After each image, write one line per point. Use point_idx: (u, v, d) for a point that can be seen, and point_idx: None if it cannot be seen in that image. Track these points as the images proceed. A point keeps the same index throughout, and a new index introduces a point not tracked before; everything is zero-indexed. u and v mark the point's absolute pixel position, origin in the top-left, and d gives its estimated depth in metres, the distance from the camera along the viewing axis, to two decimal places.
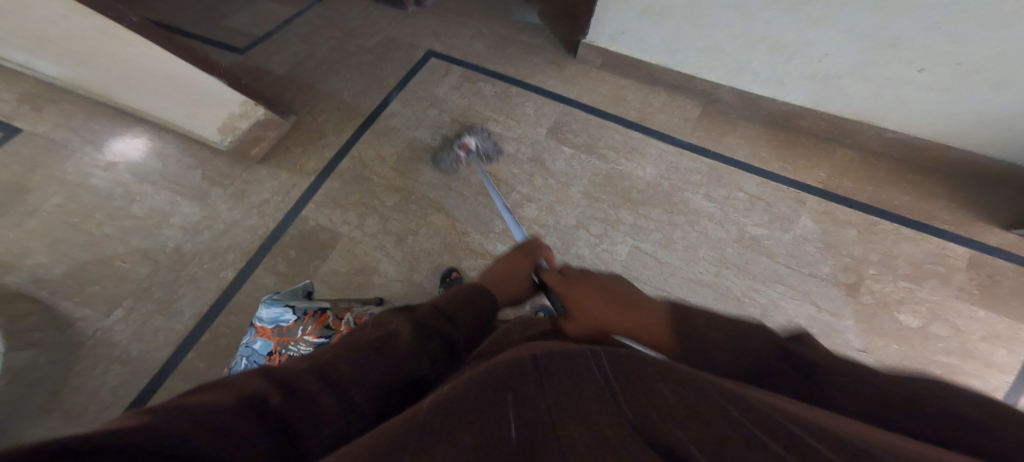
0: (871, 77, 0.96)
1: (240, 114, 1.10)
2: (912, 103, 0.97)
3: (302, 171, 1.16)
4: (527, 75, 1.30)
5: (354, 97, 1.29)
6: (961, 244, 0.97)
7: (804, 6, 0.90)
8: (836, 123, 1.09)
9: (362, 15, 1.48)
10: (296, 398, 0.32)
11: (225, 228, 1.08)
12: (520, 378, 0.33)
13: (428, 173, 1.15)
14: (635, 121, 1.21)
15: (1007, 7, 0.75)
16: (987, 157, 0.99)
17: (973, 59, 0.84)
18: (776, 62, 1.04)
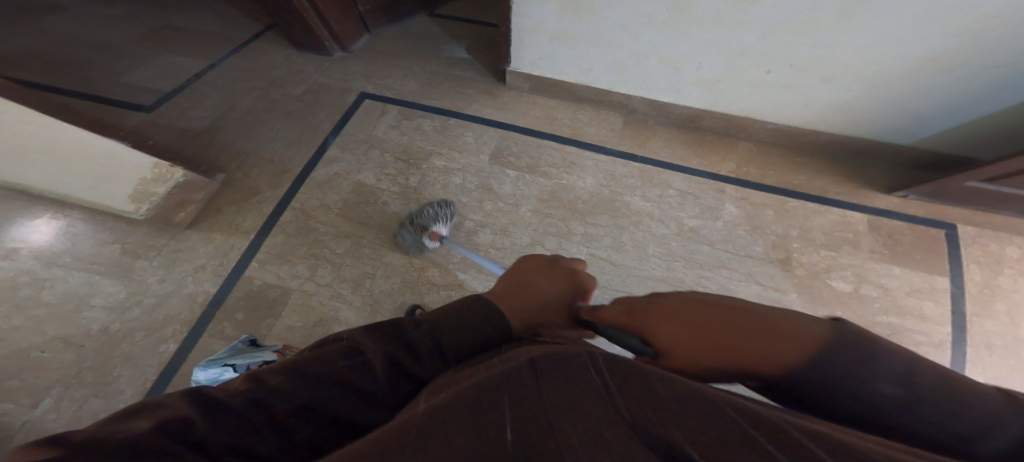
0: (737, 82, 1.14)
1: (155, 178, 1.01)
2: (774, 98, 1.16)
3: (240, 229, 1.09)
4: (463, 106, 1.35)
5: (288, 147, 1.25)
6: (858, 211, 1.16)
7: (672, 26, 1.06)
8: (731, 121, 1.26)
9: (286, 64, 1.46)
10: (224, 417, 0.33)
11: (156, 302, 0.97)
12: (518, 383, 0.34)
13: (379, 213, 1.13)
14: (569, 138, 1.30)
15: (806, 20, 0.95)
16: (851, 137, 1.18)
17: (801, 60, 1.03)
18: (667, 72, 1.19)
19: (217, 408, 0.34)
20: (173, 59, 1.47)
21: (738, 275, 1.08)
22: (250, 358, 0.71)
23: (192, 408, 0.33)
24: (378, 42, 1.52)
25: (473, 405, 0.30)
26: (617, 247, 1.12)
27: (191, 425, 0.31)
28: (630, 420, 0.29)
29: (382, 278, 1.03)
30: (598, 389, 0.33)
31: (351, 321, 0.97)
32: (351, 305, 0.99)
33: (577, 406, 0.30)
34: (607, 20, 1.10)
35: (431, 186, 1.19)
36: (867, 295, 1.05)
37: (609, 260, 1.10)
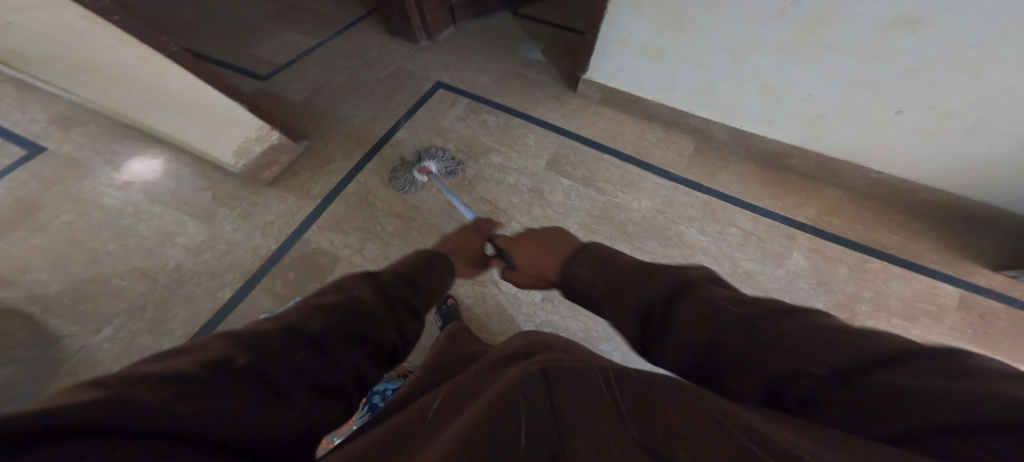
0: (853, 119, 1.01)
1: (256, 138, 1.15)
2: (892, 144, 1.01)
3: (308, 193, 1.19)
4: (530, 108, 1.35)
5: (363, 124, 1.34)
6: (951, 283, 0.99)
7: (789, 49, 0.96)
8: (826, 163, 1.13)
9: (376, 47, 1.55)
10: (261, 353, 0.34)
11: (228, 248, 1.09)
12: (530, 392, 0.32)
13: (431, 200, 1.18)
14: (631, 156, 1.25)
15: (971, 56, 0.80)
16: (974, 203, 1.02)
17: (947, 102, 0.88)
18: (765, 100, 1.09)
19: (252, 346, 0.34)
20: (285, 34, 1.64)
21: None
22: None
23: (229, 349, 0.33)
24: (461, 35, 1.57)
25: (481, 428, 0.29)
26: None
27: (235, 361, 0.31)
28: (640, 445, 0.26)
29: None
30: (610, 406, 0.30)
31: None
32: None
33: (590, 436, 0.28)
34: (706, 39, 1.04)
35: (484, 182, 1.20)
36: None
37: None
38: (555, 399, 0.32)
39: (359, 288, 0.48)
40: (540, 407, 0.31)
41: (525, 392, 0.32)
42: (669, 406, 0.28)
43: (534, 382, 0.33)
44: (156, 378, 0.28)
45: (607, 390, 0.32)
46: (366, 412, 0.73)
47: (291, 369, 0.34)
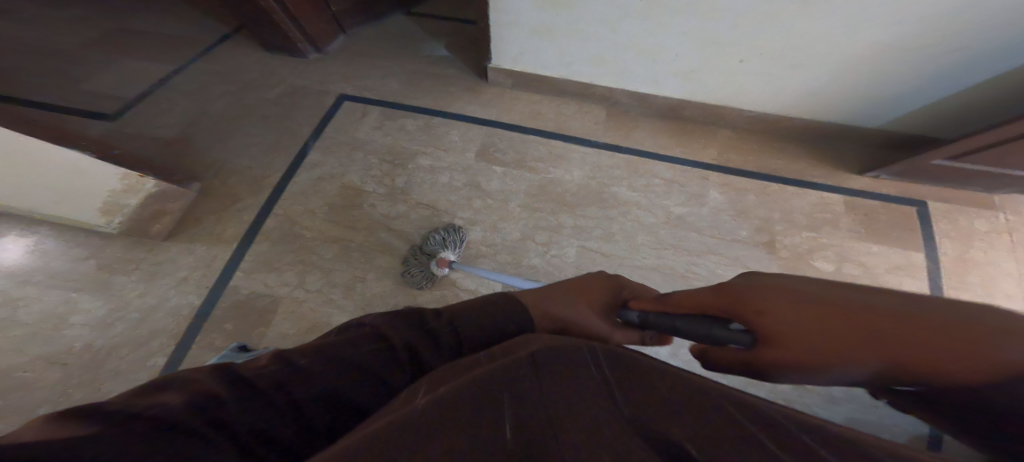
0: (714, 71, 1.16)
1: (124, 190, 0.96)
2: (748, 87, 1.18)
3: (221, 239, 1.06)
4: (447, 104, 1.34)
5: (268, 152, 1.22)
6: (833, 191, 1.19)
7: (649, 18, 1.07)
8: (710, 109, 1.28)
9: (257, 67, 1.42)
10: (251, 400, 0.34)
11: (138, 318, 0.94)
12: (520, 373, 0.34)
13: (367, 215, 1.12)
14: (555, 132, 1.30)
15: (772, 10, 0.96)
16: (825, 123, 1.21)
17: (772, 48, 1.05)
18: (646, 63, 1.20)
19: (239, 386, 0.35)
20: (141, 68, 1.41)
21: (725, 260, 1.11)
22: None
23: (221, 388, 0.34)
24: (355, 43, 1.49)
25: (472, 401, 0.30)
26: (607, 237, 1.13)
27: (216, 407, 0.32)
28: (631, 420, 0.29)
29: (373, 281, 1.02)
30: (601, 384, 0.34)
31: None
32: (344, 309, 0.98)
33: (579, 402, 0.31)
34: (581, 15, 1.11)
35: (418, 187, 1.18)
36: (847, 273, 1.09)
37: (600, 251, 1.11)
38: (545, 376, 0.35)
39: (380, 325, 0.45)
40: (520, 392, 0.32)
41: (518, 371, 0.35)
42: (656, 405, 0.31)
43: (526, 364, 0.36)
44: (143, 414, 0.30)
45: (594, 380, 0.34)
46: None
47: (268, 412, 0.34)
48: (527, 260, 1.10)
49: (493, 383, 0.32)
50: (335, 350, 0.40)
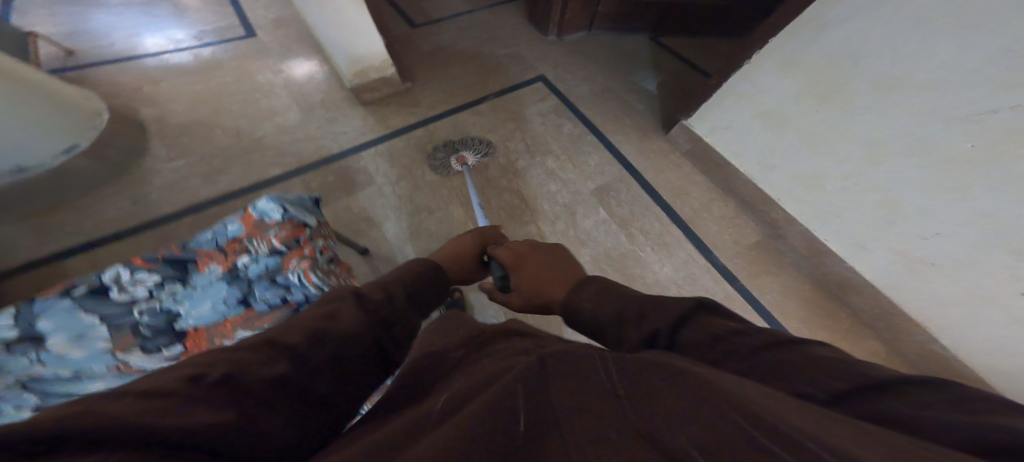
0: (963, 282, 0.79)
1: (376, 67, 1.37)
2: (992, 327, 0.77)
3: (384, 124, 1.35)
4: (610, 130, 1.35)
5: (460, 86, 1.44)
6: None
7: (941, 168, 0.77)
8: (881, 312, 0.93)
9: (510, 28, 1.65)
10: (255, 368, 0.32)
11: (301, 139, 1.34)
12: (529, 378, 0.33)
13: (475, 170, 1.23)
14: (683, 219, 1.15)
15: None
16: None
17: None
18: (872, 218, 0.89)
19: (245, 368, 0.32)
20: None
21: None
22: (297, 212, 0.81)
23: (220, 368, 0.31)
24: (591, 45, 1.60)
25: (483, 408, 0.29)
26: None
27: (222, 382, 0.30)
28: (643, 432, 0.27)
29: (435, 219, 1.14)
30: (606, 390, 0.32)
31: (388, 234, 1.11)
32: (398, 223, 1.13)
33: (593, 420, 0.29)
34: (846, 121, 0.89)
35: (529, 179, 1.22)
36: None
37: None
38: (551, 388, 0.33)
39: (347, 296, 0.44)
40: (531, 406, 0.31)
41: (525, 376, 0.33)
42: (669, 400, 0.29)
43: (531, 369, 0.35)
44: (191, 388, 0.29)
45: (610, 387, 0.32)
46: None
47: (307, 372, 0.34)
48: None
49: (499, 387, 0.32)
50: (327, 322, 0.39)
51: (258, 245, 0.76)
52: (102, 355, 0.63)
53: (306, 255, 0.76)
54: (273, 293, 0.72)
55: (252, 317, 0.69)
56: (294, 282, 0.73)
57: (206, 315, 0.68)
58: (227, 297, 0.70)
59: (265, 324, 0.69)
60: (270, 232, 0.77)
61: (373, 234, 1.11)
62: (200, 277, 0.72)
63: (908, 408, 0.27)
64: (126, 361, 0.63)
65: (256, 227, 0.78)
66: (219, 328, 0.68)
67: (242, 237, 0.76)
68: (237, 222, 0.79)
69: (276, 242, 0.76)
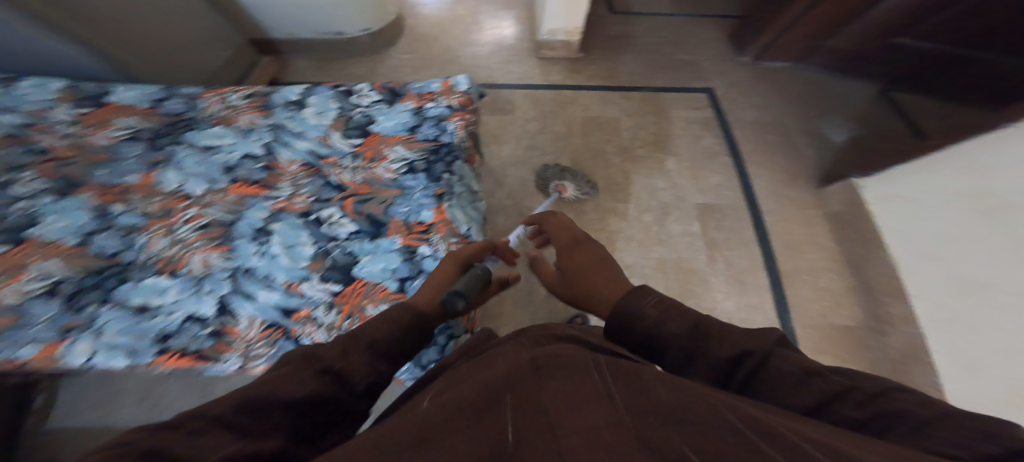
0: None
1: (568, 32, 1.35)
2: None
3: (545, 78, 1.39)
4: (754, 162, 1.31)
5: (627, 72, 1.49)
6: None
7: None
8: None
9: (706, 39, 1.65)
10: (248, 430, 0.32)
11: (471, 54, 1.43)
12: (520, 376, 0.36)
13: (599, 140, 1.28)
14: (778, 273, 1.05)
15: None
16: None
17: None
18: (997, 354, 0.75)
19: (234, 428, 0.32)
20: None
21: None
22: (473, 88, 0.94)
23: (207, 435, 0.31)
24: (781, 80, 1.52)
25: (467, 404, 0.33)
26: None
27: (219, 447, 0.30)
28: (633, 433, 0.28)
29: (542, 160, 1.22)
30: (598, 392, 0.33)
31: (500, 155, 1.22)
32: (511, 150, 1.23)
33: (576, 415, 0.30)
34: None
35: (642, 169, 1.25)
36: None
37: None
38: (545, 383, 0.35)
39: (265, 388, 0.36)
40: (521, 411, 0.32)
41: (514, 377, 0.36)
42: (661, 407, 0.31)
43: (524, 368, 0.38)
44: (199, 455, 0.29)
45: (602, 387, 0.34)
46: (365, 233, 0.75)
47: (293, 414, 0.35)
48: None
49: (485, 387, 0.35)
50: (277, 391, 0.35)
51: (438, 100, 0.90)
52: (318, 127, 0.86)
53: (466, 120, 0.89)
54: (432, 132, 0.86)
55: (410, 142, 0.85)
56: (449, 132, 0.86)
57: (388, 128, 0.87)
58: (405, 122, 0.88)
59: (416, 149, 0.84)
60: (445, 95, 0.91)
61: (491, 149, 1.23)
62: (395, 103, 0.90)
63: (973, 444, 0.27)
64: (327, 137, 0.85)
65: (444, 86, 0.92)
66: (389, 139, 0.86)
67: (433, 91, 0.92)
68: (438, 83, 0.93)
69: (449, 102, 0.90)
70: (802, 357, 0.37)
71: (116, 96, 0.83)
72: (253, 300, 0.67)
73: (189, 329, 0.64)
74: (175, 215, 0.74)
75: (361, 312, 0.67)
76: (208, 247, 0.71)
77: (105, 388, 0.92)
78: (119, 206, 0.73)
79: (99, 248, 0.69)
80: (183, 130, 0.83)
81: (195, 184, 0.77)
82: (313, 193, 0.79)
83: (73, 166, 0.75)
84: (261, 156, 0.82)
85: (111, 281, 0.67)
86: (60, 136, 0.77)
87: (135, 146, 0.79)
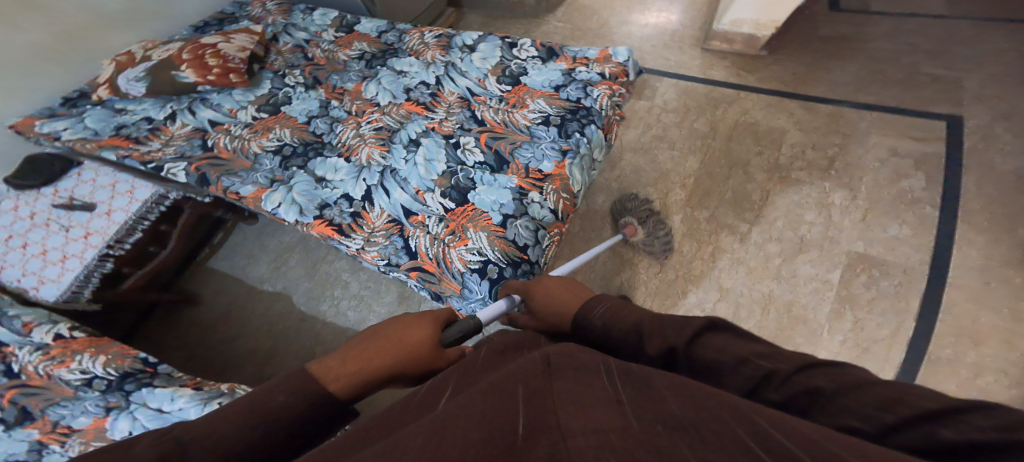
0: None
1: (759, 25, 1.19)
2: None
3: (703, 71, 1.29)
4: (976, 222, 0.97)
5: (820, 79, 1.24)
6: None
7: None
8: None
9: (974, 52, 1.22)
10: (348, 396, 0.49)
11: (630, 35, 1.41)
12: (529, 370, 0.38)
13: (747, 148, 1.15)
14: (924, 362, 0.85)
15: None
16: None
17: None
18: None
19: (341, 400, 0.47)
20: None
21: None
22: (630, 62, 0.99)
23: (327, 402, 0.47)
24: None
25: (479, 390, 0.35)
26: None
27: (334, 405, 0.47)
28: (637, 432, 0.28)
29: (669, 155, 1.17)
30: (610, 398, 0.33)
31: (626, 140, 1.22)
32: (640, 137, 1.22)
33: (584, 413, 0.31)
34: None
35: (790, 192, 1.08)
36: None
37: None
38: (559, 383, 0.36)
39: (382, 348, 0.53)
40: (530, 404, 0.33)
41: (525, 373, 0.38)
42: (666, 411, 0.31)
43: (533, 365, 0.39)
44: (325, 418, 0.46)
45: (612, 392, 0.34)
46: (485, 166, 0.89)
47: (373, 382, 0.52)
48: (689, 284, 1.00)
49: (499, 380, 0.37)
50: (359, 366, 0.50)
51: (589, 68, 0.98)
52: (479, 70, 1.04)
53: (612, 90, 0.95)
54: (576, 94, 0.95)
55: (552, 98, 0.95)
56: (592, 98, 0.94)
57: (536, 83, 0.99)
58: (553, 81, 0.98)
59: (555, 105, 0.94)
60: (593, 65, 0.98)
61: (621, 134, 1.24)
62: (549, 62, 1.02)
63: (870, 411, 0.28)
64: (484, 80, 1.02)
65: (600, 56, 0.99)
66: (534, 92, 0.98)
67: (582, 60, 0.99)
68: (594, 52, 1.01)
69: (597, 70, 0.98)
70: (726, 343, 0.39)
71: (360, 26, 1.20)
72: (388, 195, 0.90)
73: (339, 205, 0.91)
74: (364, 116, 1.04)
75: (463, 232, 0.82)
76: (375, 145, 0.97)
77: (258, 241, 1.34)
78: (336, 102, 1.07)
79: (313, 127, 1.03)
80: (390, 56, 1.13)
81: (384, 97, 1.06)
82: (459, 121, 0.97)
83: (322, 71, 1.13)
84: (432, 85, 1.05)
85: (309, 153, 0.99)
86: (323, 50, 1.17)
87: (358, 64, 1.13)
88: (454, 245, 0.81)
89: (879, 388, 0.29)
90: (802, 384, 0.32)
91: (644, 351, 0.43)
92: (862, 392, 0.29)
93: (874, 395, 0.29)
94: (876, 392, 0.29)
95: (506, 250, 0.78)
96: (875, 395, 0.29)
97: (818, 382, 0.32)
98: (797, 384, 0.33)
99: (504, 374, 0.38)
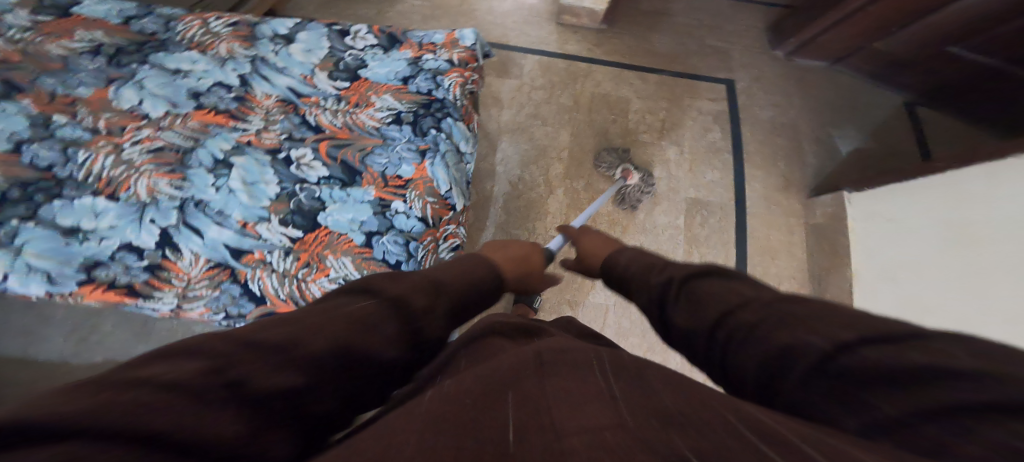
0: None
1: (599, 1, 1.28)
2: None
3: (559, 46, 1.35)
4: (756, 163, 1.33)
5: (648, 52, 1.45)
6: None
7: None
8: None
9: (741, 29, 1.59)
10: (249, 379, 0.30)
11: (486, 9, 1.37)
12: (522, 369, 0.37)
13: (607, 119, 1.28)
14: (741, 274, 1.16)
15: None
16: None
17: None
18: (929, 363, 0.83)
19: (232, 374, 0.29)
20: None
21: None
22: (478, 43, 0.93)
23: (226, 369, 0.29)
24: (807, 85, 1.50)
25: (464, 397, 0.33)
26: (626, 317, 1.08)
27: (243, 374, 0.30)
28: (626, 428, 0.28)
29: (545, 131, 1.23)
30: (598, 392, 0.34)
31: (504, 121, 1.23)
32: (516, 116, 1.23)
33: (574, 410, 0.30)
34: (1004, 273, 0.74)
35: (643, 155, 1.26)
36: None
37: (609, 312, 1.08)
38: (549, 380, 0.36)
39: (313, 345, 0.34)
40: (517, 403, 0.32)
41: (511, 372, 0.37)
42: (656, 405, 0.31)
43: (525, 364, 0.38)
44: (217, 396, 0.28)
45: (602, 389, 0.34)
46: (340, 177, 0.76)
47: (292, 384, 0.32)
48: None
49: (485, 385, 0.35)
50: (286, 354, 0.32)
51: (436, 54, 0.89)
52: (304, 65, 0.86)
53: (464, 77, 0.88)
54: (426, 86, 0.86)
55: (400, 92, 0.85)
56: (444, 88, 0.86)
57: (379, 76, 0.87)
58: (399, 73, 0.87)
59: (405, 100, 0.84)
60: (439, 51, 0.90)
61: (497, 114, 1.23)
62: (392, 50, 0.90)
63: (833, 330, 0.32)
64: (312, 76, 0.85)
65: (447, 41, 0.91)
66: (378, 87, 0.86)
67: (429, 46, 0.90)
68: (440, 36, 0.92)
69: (444, 56, 0.89)
70: (730, 283, 0.47)
71: (81, 8, 0.85)
72: (200, 235, 0.70)
73: (121, 260, 0.68)
74: (125, 135, 0.75)
75: (320, 261, 0.70)
76: (157, 173, 0.73)
77: (32, 311, 0.93)
78: (60, 117, 0.75)
79: (32, 157, 0.71)
80: (153, 49, 0.84)
81: (154, 105, 0.79)
82: (285, 130, 0.80)
83: (20, 70, 0.76)
84: (236, 86, 0.83)
85: (38, 196, 0.69)
86: (9, 41, 0.78)
87: (93, 59, 0.81)
88: (314, 278, 0.69)
89: (859, 318, 0.33)
90: (787, 322, 0.36)
91: (648, 284, 0.57)
92: (844, 318, 0.33)
93: (859, 320, 0.33)
94: (860, 319, 0.33)
95: (377, 270, 0.71)
96: (856, 320, 0.33)
97: (805, 321, 0.35)
98: (782, 325, 0.36)
99: (488, 380, 0.35)
